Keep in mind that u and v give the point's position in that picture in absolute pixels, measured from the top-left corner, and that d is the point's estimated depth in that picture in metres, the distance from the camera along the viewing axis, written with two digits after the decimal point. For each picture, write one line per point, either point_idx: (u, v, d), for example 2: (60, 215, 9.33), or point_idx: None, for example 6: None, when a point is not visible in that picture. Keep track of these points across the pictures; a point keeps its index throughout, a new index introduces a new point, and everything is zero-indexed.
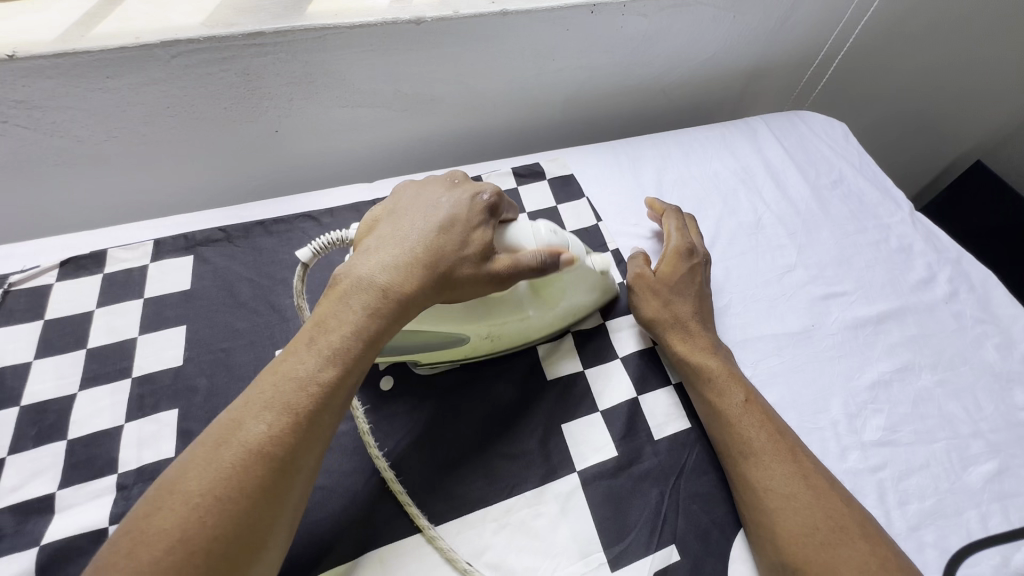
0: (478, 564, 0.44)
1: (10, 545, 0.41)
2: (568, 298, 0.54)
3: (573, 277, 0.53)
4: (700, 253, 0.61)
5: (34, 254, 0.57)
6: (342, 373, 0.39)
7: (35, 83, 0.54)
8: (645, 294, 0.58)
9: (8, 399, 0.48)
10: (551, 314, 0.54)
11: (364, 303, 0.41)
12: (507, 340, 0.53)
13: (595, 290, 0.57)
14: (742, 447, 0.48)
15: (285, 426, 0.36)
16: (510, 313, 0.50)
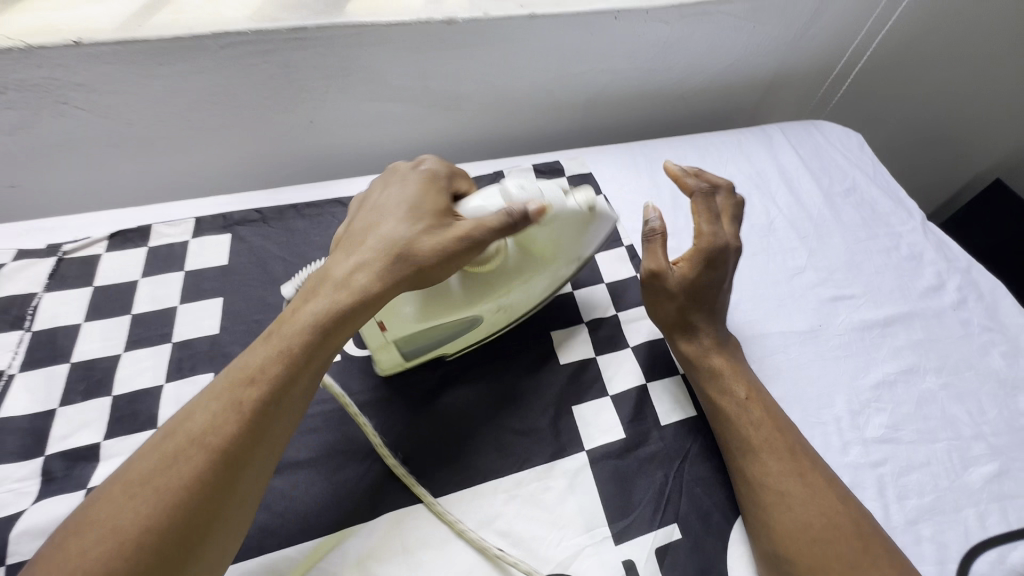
0: (489, 531, 0.47)
1: (60, 486, 0.45)
2: (567, 248, 0.53)
3: (561, 228, 0.51)
4: (725, 243, 0.57)
5: (86, 226, 0.61)
6: (291, 369, 0.41)
7: (95, 68, 0.59)
8: (663, 296, 0.56)
9: (60, 356, 0.52)
10: (555, 268, 0.54)
11: (318, 301, 0.43)
12: (521, 304, 0.55)
13: (596, 228, 0.54)
14: (741, 444, 0.50)
15: (229, 417, 0.38)
16: (509, 281, 0.51)
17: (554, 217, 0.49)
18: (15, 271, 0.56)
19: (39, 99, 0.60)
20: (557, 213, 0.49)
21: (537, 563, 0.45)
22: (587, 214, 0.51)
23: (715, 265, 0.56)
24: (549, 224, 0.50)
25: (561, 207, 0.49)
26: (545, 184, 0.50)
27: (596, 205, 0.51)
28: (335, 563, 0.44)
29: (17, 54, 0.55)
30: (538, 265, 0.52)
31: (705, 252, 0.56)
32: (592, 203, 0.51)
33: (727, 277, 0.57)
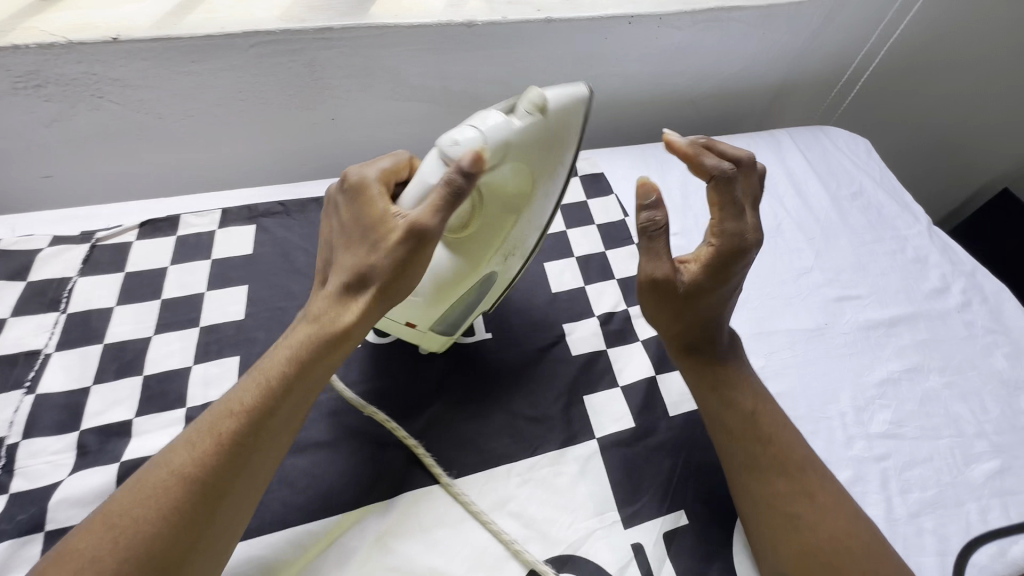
0: (502, 512, 0.48)
1: (94, 459, 0.47)
2: (545, 159, 0.46)
3: (524, 153, 0.44)
4: (742, 241, 0.47)
5: (117, 215, 0.64)
6: (266, 401, 0.40)
7: (130, 64, 0.61)
8: (669, 310, 0.49)
9: (93, 337, 0.54)
10: (543, 190, 0.48)
11: (294, 336, 0.42)
12: (525, 237, 0.51)
13: (567, 121, 0.45)
14: (749, 462, 0.48)
15: (210, 451, 0.38)
16: (502, 229, 0.47)
17: (507, 146, 0.42)
18: (51, 256, 0.58)
19: (76, 92, 0.62)
20: (509, 143, 0.42)
21: (549, 543, 0.47)
22: (537, 121, 0.43)
23: (727, 270, 0.47)
24: (508, 160, 0.43)
25: (506, 134, 0.41)
26: (482, 116, 0.42)
27: (550, 103, 0.42)
28: (355, 539, 0.46)
29: (58, 49, 0.58)
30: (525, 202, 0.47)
31: (718, 256, 0.47)
32: (537, 101, 0.42)
33: (740, 274, 0.49)
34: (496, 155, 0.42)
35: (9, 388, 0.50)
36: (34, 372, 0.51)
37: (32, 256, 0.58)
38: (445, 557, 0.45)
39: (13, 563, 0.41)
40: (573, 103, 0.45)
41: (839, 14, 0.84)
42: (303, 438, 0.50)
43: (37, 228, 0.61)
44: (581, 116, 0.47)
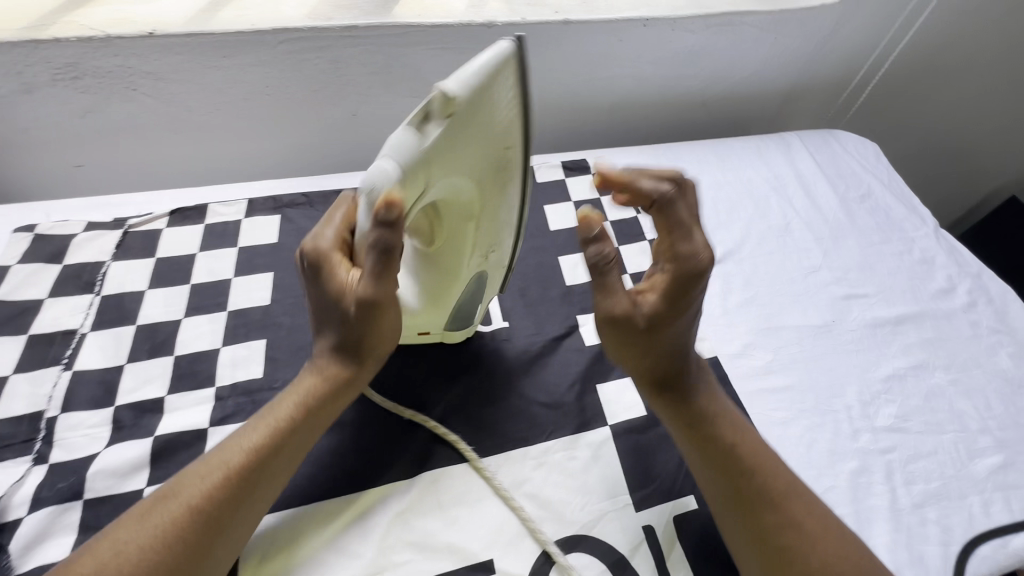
0: (518, 493, 0.50)
1: (129, 434, 0.49)
2: (484, 148, 0.42)
3: (449, 163, 0.40)
4: (697, 264, 0.44)
5: (148, 203, 0.66)
6: (274, 442, 0.44)
7: (164, 58, 0.64)
8: (635, 346, 0.48)
9: (126, 319, 0.56)
10: (497, 180, 0.45)
11: (298, 390, 0.47)
12: (498, 226, 0.49)
13: (483, 103, 0.39)
14: (735, 497, 0.46)
15: (219, 487, 0.41)
16: (466, 234, 0.46)
17: (423, 167, 0.38)
18: (85, 241, 0.61)
19: (111, 84, 0.65)
20: (425, 166, 0.39)
21: (563, 524, 0.49)
22: (447, 124, 0.38)
23: (684, 295, 0.45)
24: (434, 181, 0.40)
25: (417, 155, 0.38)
26: (388, 143, 0.38)
27: (453, 97, 0.36)
28: (377, 515, 0.47)
29: (96, 42, 0.60)
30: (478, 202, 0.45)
31: (670, 283, 0.45)
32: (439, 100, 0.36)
33: (701, 300, 0.46)
34: (416, 186, 0.39)
35: (47, 365, 0.52)
36: (71, 351, 0.53)
37: (68, 241, 0.60)
38: (463, 534, 0.47)
39: (53, 529, 0.44)
40: (494, 75, 0.38)
41: (850, 21, 0.86)
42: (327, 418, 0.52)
43: (71, 214, 0.63)
44: (512, 79, 0.40)
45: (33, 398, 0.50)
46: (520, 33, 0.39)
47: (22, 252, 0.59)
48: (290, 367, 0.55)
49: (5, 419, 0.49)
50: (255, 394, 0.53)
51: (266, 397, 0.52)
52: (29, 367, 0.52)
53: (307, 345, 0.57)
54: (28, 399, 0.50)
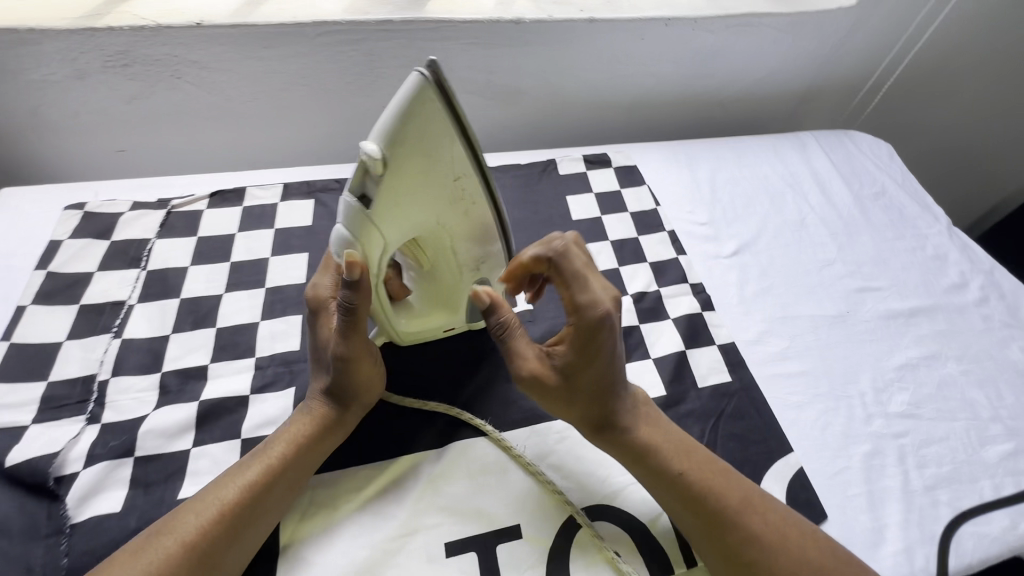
0: (543, 464, 0.52)
1: (176, 397, 0.52)
2: (433, 178, 0.41)
3: (399, 209, 0.41)
4: (595, 312, 0.46)
5: (188, 185, 0.69)
6: (269, 478, 0.45)
7: (209, 48, 0.67)
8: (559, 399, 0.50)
9: (171, 292, 0.59)
10: (460, 203, 0.44)
11: (294, 428, 0.48)
12: (481, 239, 0.48)
13: (418, 145, 0.39)
14: (694, 520, 0.46)
15: (213, 521, 0.42)
16: (450, 261, 0.48)
17: (372, 221, 0.41)
18: (132, 219, 0.64)
19: (158, 72, 0.68)
20: (378, 225, 0.41)
21: (586, 494, 0.51)
22: (385, 179, 0.39)
23: (591, 343, 0.47)
24: (392, 230, 0.42)
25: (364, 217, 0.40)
26: (339, 208, 0.41)
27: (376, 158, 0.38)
28: (409, 479, 0.50)
29: (147, 31, 0.64)
30: (451, 230, 0.45)
31: (577, 332, 0.47)
32: (367, 163, 0.38)
33: (617, 343, 0.47)
34: (374, 244, 0.42)
35: (98, 333, 0.55)
36: (119, 320, 0.56)
37: (116, 219, 0.64)
38: (491, 500, 0.49)
39: (106, 483, 0.46)
40: (411, 112, 0.38)
41: (866, 23, 0.88)
42: None
43: (118, 195, 0.66)
44: (435, 108, 0.39)
45: (86, 362, 0.53)
46: (429, 59, 0.37)
47: (73, 228, 0.62)
48: None
49: (60, 380, 0.51)
50: (293, 365, 0.55)
51: (303, 367, 0.55)
52: (81, 334, 0.55)
53: None
54: (81, 363, 0.53)
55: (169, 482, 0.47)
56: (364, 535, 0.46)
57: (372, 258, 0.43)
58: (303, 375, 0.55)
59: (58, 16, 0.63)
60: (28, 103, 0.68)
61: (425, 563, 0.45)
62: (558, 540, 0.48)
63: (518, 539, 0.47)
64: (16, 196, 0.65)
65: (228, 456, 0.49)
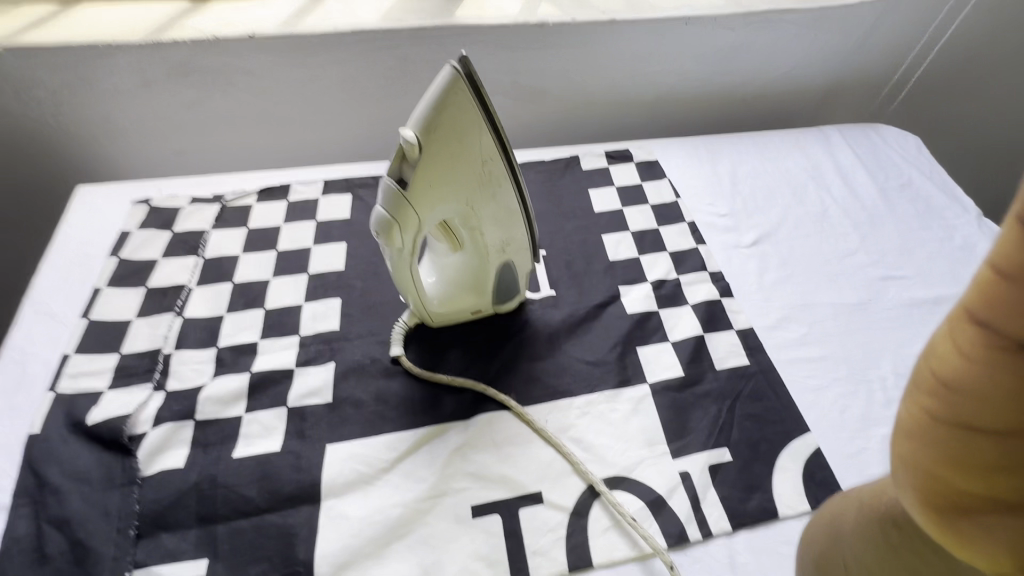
0: (564, 437, 0.55)
1: (230, 370, 0.57)
2: (463, 161, 0.46)
3: (432, 190, 0.46)
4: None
5: (239, 183, 0.76)
6: None
7: (261, 57, 0.74)
8: (913, 402, 0.19)
9: (225, 277, 0.65)
10: (488, 188, 0.48)
11: None
12: (506, 222, 0.51)
13: (449, 131, 0.44)
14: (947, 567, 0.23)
15: None
16: (478, 240, 0.52)
17: (407, 200, 0.45)
18: (193, 212, 0.71)
19: (213, 80, 0.75)
20: (414, 204, 0.46)
21: (605, 465, 0.53)
22: (421, 160, 0.44)
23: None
24: (426, 209, 0.47)
25: (403, 195, 0.45)
26: (379, 190, 0.46)
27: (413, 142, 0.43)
28: (439, 448, 0.53)
29: (206, 43, 0.71)
30: (478, 212, 0.49)
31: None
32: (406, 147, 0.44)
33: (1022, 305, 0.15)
34: (410, 222, 0.46)
35: (163, 311, 0.61)
36: (181, 301, 0.62)
37: (177, 213, 0.71)
38: (514, 468, 0.52)
39: (171, 442, 0.52)
40: (443, 101, 0.43)
41: (890, 16, 0.89)
42: (394, 366, 0.59)
43: (178, 191, 0.74)
44: (466, 97, 0.44)
45: (153, 336, 0.59)
46: (459, 55, 0.41)
47: (140, 221, 0.69)
48: (362, 321, 0.62)
49: (131, 352, 0.58)
50: (334, 342, 0.60)
51: (343, 344, 0.60)
52: (148, 313, 0.61)
53: (377, 304, 0.64)
54: (148, 338, 0.59)
55: (225, 444, 0.52)
56: (397, 496, 0.50)
57: (410, 234, 0.47)
58: (344, 352, 0.59)
59: (129, 31, 0.71)
60: (101, 109, 0.76)
61: (453, 522, 0.49)
62: (578, 506, 0.50)
63: (540, 504, 0.50)
64: (92, 192, 0.73)
65: (276, 422, 0.54)
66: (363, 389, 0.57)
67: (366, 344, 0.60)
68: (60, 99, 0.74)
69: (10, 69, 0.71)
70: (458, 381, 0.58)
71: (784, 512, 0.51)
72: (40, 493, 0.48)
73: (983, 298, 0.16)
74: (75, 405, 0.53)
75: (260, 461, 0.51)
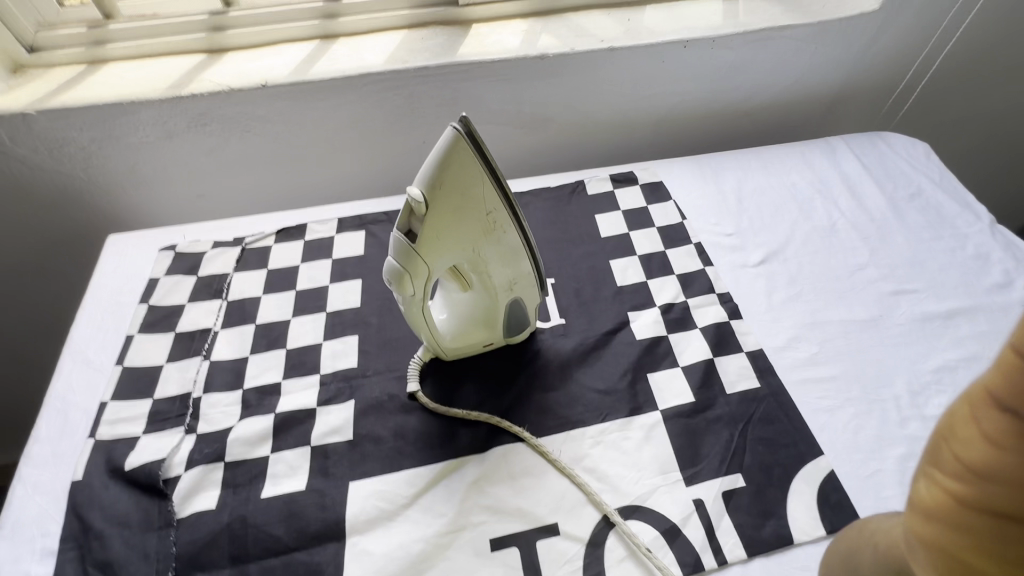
0: (578, 467, 0.56)
1: (255, 411, 0.60)
2: (469, 211, 0.48)
3: (440, 241, 0.48)
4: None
5: (258, 225, 0.79)
6: None
7: (273, 104, 0.77)
8: (933, 481, 0.21)
9: (247, 319, 0.68)
10: (493, 234, 0.50)
11: None
12: (513, 261, 0.53)
13: (452, 186, 0.46)
14: None
15: None
16: (486, 281, 0.54)
17: (417, 253, 0.48)
18: (214, 256, 0.74)
19: (230, 127, 0.79)
20: (424, 256, 0.48)
21: (619, 495, 0.54)
22: (428, 214, 0.46)
23: None
24: (435, 259, 0.49)
25: (413, 248, 0.47)
26: (391, 244, 0.49)
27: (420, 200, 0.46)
28: (456, 482, 0.55)
29: (222, 95, 0.75)
30: (485, 256, 0.51)
31: None
32: (415, 205, 0.47)
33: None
34: (420, 272, 0.49)
35: (191, 355, 0.65)
36: (207, 345, 0.65)
37: (200, 257, 0.74)
38: (531, 500, 0.54)
39: (204, 484, 0.54)
40: (446, 159, 0.45)
41: (893, 25, 0.89)
42: (410, 401, 0.61)
43: (201, 236, 0.77)
44: (467, 152, 0.46)
45: (183, 381, 0.62)
46: (459, 116, 0.44)
47: (167, 267, 0.73)
48: (379, 358, 0.64)
49: (163, 397, 0.61)
50: (353, 380, 0.62)
51: (362, 382, 0.62)
52: (178, 357, 0.64)
53: (392, 340, 0.66)
54: (178, 382, 0.62)
55: (252, 484, 0.54)
56: (418, 531, 0.52)
57: (421, 283, 0.49)
58: (362, 389, 0.62)
59: (149, 87, 0.75)
60: (127, 160, 0.80)
61: (472, 556, 0.50)
62: (593, 537, 0.51)
63: (556, 535, 0.52)
64: (121, 241, 0.77)
65: (301, 461, 0.56)
66: (382, 425, 0.59)
67: (383, 381, 0.63)
68: (88, 153, 0.79)
69: (42, 129, 0.75)
70: (471, 414, 0.59)
71: (799, 538, 0.51)
72: (85, 537, 0.51)
73: (1010, 384, 0.18)
74: (113, 451, 0.56)
75: (286, 500, 0.53)
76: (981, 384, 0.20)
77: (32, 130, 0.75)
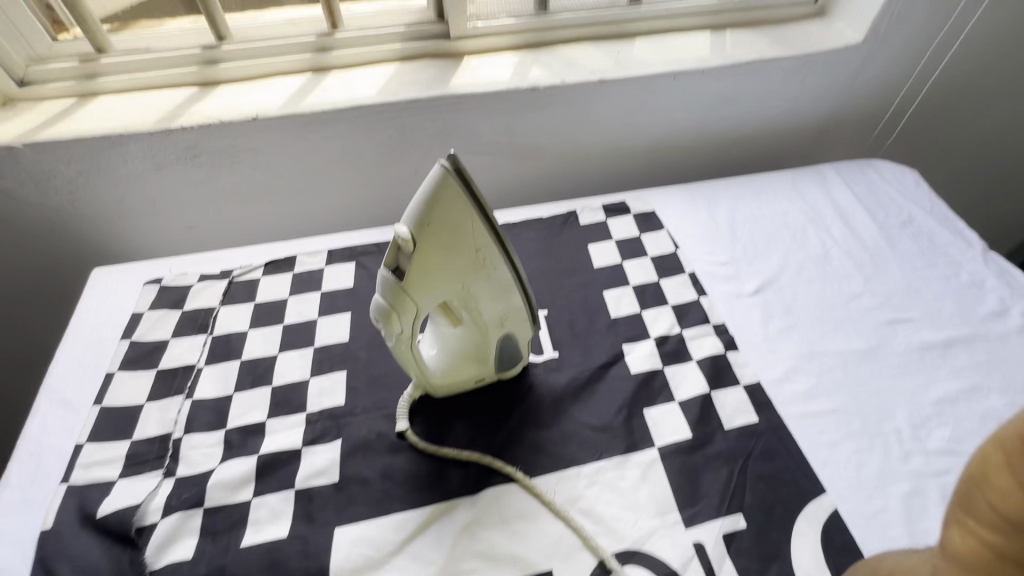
0: (573, 508, 0.54)
1: (237, 452, 0.57)
2: (458, 246, 0.47)
3: (429, 278, 0.47)
4: None
5: (247, 257, 0.78)
6: None
7: (264, 136, 0.77)
8: (969, 530, 0.26)
9: (232, 355, 0.66)
10: (484, 270, 0.49)
11: None
12: (504, 296, 0.52)
13: (441, 223, 0.45)
14: None
15: None
16: (475, 316, 0.52)
17: (405, 290, 0.46)
18: (201, 290, 0.73)
19: (221, 159, 0.78)
20: (412, 294, 0.47)
21: (616, 538, 0.52)
22: (416, 252, 0.46)
23: None
24: (424, 296, 0.48)
25: (400, 286, 0.46)
26: (378, 281, 0.48)
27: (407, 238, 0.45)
28: (446, 527, 0.53)
29: (214, 127, 0.75)
30: (474, 292, 0.50)
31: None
32: (403, 243, 0.46)
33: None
34: (408, 310, 0.47)
35: (173, 394, 0.63)
36: (190, 383, 0.63)
37: (186, 291, 0.73)
38: (525, 545, 0.52)
39: (181, 532, 0.52)
40: (435, 196, 0.45)
41: (879, 56, 0.90)
42: (399, 440, 0.59)
43: (189, 268, 0.76)
44: (455, 189, 0.45)
45: (163, 421, 0.60)
46: (448, 155, 0.43)
47: (152, 300, 0.72)
48: (367, 395, 0.63)
49: (141, 439, 0.58)
50: (340, 418, 0.61)
51: (349, 421, 0.60)
52: (159, 396, 0.62)
53: (381, 375, 0.65)
54: (158, 423, 0.60)
55: (233, 531, 0.52)
56: None
57: (409, 320, 0.48)
58: (349, 428, 0.60)
59: (140, 119, 0.75)
60: (115, 191, 0.79)
61: None
62: None
63: None
64: (106, 273, 0.75)
65: (284, 505, 0.54)
66: (370, 466, 0.57)
67: (371, 419, 0.61)
68: (76, 185, 0.78)
69: (30, 163, 0.74)
70: (462, 453, 0.57)
71: None
72: None
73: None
74: (86, 496, 0.54)
75: (268, 548, 0.51)
76: (1008, 438, 0.25)
77: (19, 164, 0.74)
